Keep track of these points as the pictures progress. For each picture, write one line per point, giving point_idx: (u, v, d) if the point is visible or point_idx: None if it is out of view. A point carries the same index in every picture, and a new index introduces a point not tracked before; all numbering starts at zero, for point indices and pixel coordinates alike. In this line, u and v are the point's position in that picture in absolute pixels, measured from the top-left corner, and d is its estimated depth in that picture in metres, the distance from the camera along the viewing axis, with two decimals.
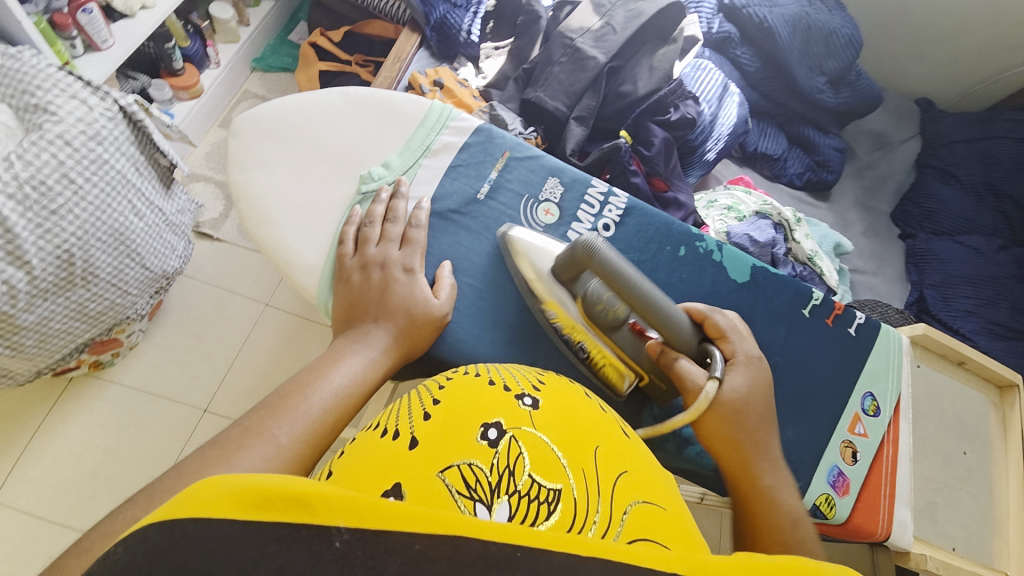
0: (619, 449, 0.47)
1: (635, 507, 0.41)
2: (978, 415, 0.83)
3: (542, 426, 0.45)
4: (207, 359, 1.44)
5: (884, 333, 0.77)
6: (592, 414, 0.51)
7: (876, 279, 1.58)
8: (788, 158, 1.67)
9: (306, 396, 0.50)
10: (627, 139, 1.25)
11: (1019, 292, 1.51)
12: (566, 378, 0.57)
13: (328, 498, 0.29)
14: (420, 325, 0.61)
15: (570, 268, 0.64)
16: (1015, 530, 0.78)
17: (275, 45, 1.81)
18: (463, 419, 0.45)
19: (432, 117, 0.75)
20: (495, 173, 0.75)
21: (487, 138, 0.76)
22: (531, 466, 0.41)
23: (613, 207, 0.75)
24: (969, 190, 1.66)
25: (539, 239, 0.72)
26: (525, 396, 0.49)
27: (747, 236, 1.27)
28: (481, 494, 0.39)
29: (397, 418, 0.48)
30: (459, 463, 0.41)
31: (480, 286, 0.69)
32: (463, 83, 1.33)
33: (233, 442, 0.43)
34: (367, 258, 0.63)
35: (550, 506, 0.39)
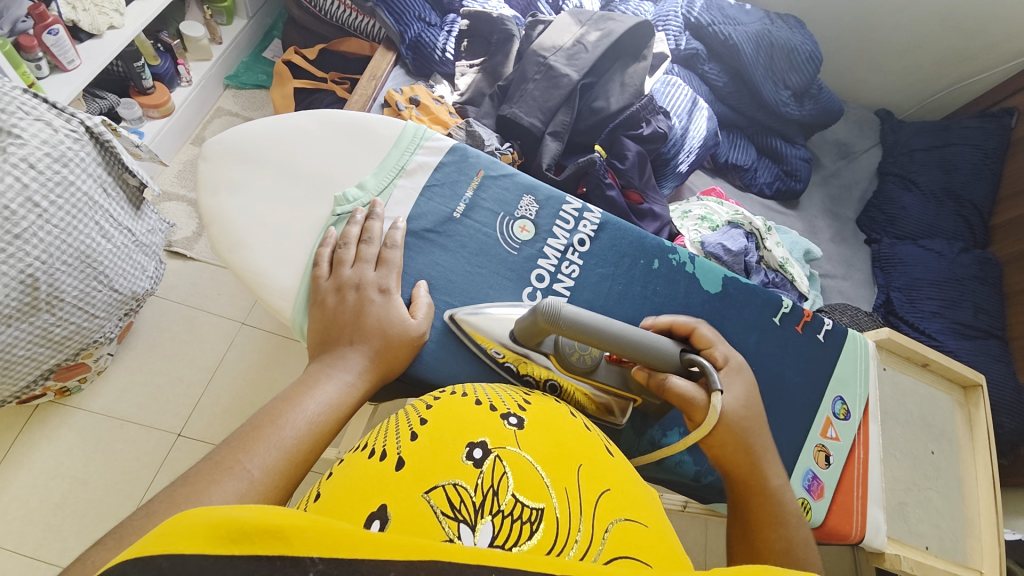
0: (602, 467, 0.47)
1: (617, 525, 0.42)
2: (945, 415, 0.86)
3: (526, 445, 0.45)
4: (180, 383, 1.39)
5: (850, 338, 0.80)
6: (577, 432, 0.51)
7: (846, 284, 1.64)
8: (757, 168, 1.73)
9: (279, 425, 0.49)
10: (601, 153, 1.28)
11: (979, 292, 1.58)
12: (552, 398, 0.59)
13: (302, 527, 0.29)
14: (398, 346, 0.60)
15: (531, 333, 0.61)
16: (984, 525, 0.81)
17: (249, 63, 1.80)
18: (448, 438, 0.45)
19: (406, 137, 0.76)
20: (471, 192, 0.75)
21: (462, 157, 0.77)
22: (514, 486, 0.41)
23: (587, 223, 0.76)
24: (929, 196, 1.74)
25: (516, 256, 0.73)
26: (510, 415, 0.50)
27: (720, 245, 1.31)
28: (465, 514, 0.39)
29: (384, 438, 0.48)
30: (444, 484, 0.40)
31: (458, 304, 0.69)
32: (440, 100, 1.35)
33: (202, 478, 0.42)
34: (342, 281, 0.63)
35: (533, 525, 0.39)
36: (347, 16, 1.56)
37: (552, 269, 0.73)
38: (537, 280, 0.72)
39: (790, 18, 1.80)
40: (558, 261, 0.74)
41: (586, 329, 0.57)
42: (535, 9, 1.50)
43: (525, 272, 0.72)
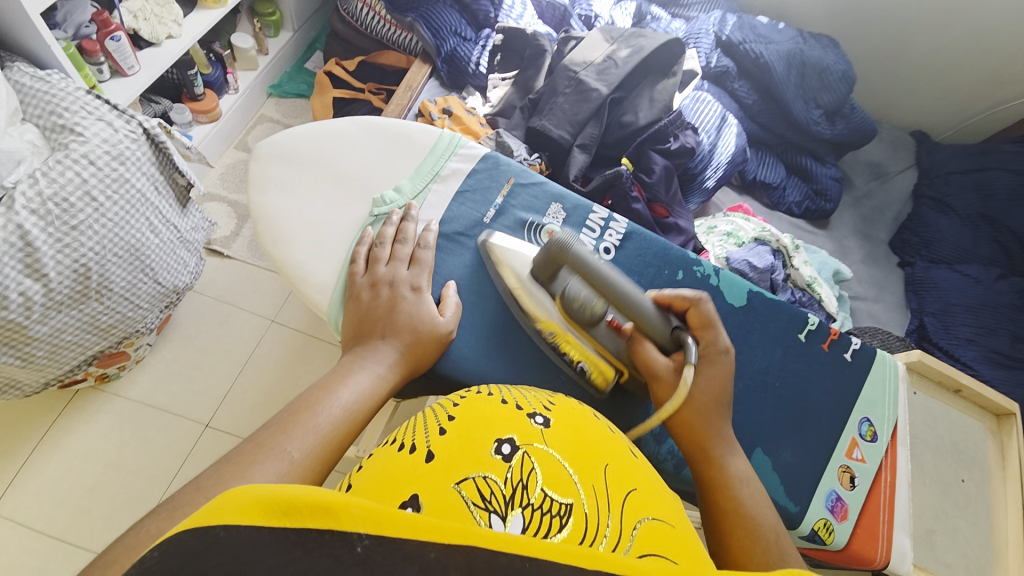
0: (627, 468, 0.49)
1: (644, 524, 0.43)
2: (977, 442, 0.83)
3: (553, 443, 0.47)
4: (212, 375, 1.45)
5: (878, 359, 0.78)
6: (601, 433, 0.52)
7: (876, 307, 1.60)
8: (785, 186, 1.72)
9: (316, 412, 0.52)
10: (628, 166, 1.29)
11: (1018, 321, 1.53)
12: (574, 399, 0.59)
13: (349, 505, 0.32)
14: (426, 342, 0.63)
15: (546, 268, 0.68)
16: (1015, 561, 0.77)
17: (291, 73, 1.90)
18: (477, 433, 0.46)
19: (442, 145, 0.79)
20: (501, 199, 0.78)
21: (493, 165, 0.80)
22: (543, 480, 0.42)
23: (613, 232, 0.77)
24: (966, 220, 1.70)
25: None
26: (536, 414, 0.51)
27: (746, 261, 1.30)
28: (496, 505, 0.40)
29: (413, 432, 0.50)
30: (475, 476, 0.42)
31: (485, 305, 0.71)
32: (471, 111, 1.40)
33: (248, 459, 0.45)
34: (377, 277, 0.66)
35: (562, 519, 0.40)
36: (386, 30, 1.63)
37: None
38: None
39: (824, 38, 1.79)
40: None
41: (591, 267, 0.64)
42: (567, 26, 1.54)
43: None
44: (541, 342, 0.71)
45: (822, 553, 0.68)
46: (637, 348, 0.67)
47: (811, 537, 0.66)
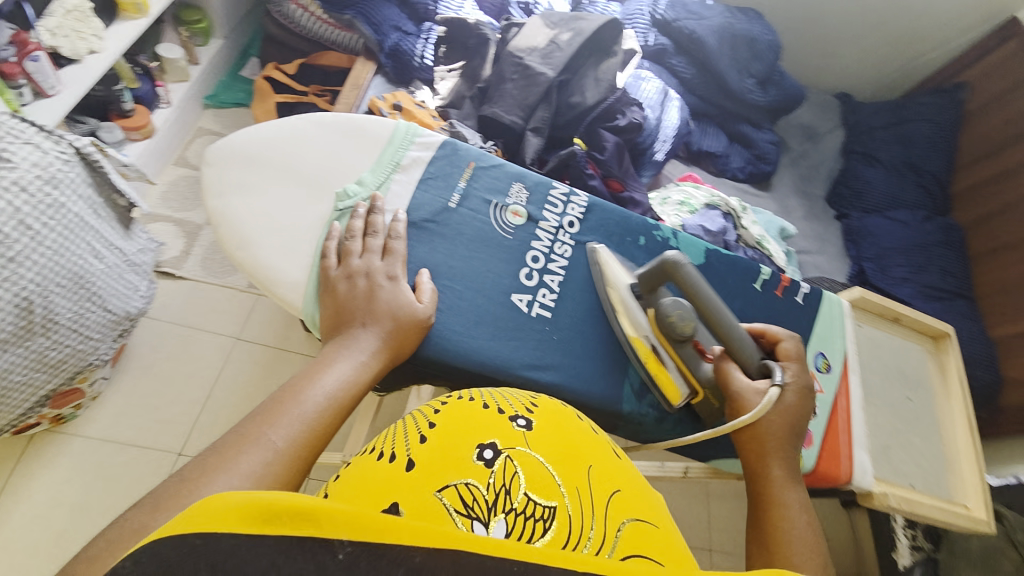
0: (608, 468, 0.55)
1: (624, 524, 0.50)
2: (918, 364, 0.92)
3: (536, 445, 0.53)
4: (179, 401, 1.40)
5: (826, 300, 0.86)
6: (585, 435, 0.58)
7: (820, 258, 1.72)
8: (729, 154, 1.81)
9: (300, 401, 0.54)
10: (581, 145, 1.34)
11: (943, 256, 1.70)
12: (557, 399, 0.64)
13: (332, 511, 0.32)
14: (406, 327, 0.64)
15: (651, 282, 0.69)
16: (967, 466, 0.85)
17: (227, 82, 1.83)
18: (462, 442, 0.52)
19: (399, 135, 0.79)
20: (464, 183, 0.78)
21: (452, 151, 0.80)
22: (525, 484, 0.49)
23: (575, 206, 0.80)
24: (891, 170, 1.85)
25: (511, 240, 0.77)
26: (518, 417, 0.57)
27: (700, 226, 1.39)
28: (478, 510, 0.46)
29: (394, 441, 0.54)
30: (457, 483, 0.48)
31: (462, 288, 0.72)
32: (421, 105, 1.40)
33: (235, 449, 0.47)
34: (350, 270, 0.66)
35: (546, 523, 0.46)
36: (323, 29, 1.60)
37: (546, 250, 0.78)
38: (534, 261, 0.77)
39: (749, 11, 1.87)
40: (551, 241, 0.78)
41: (704, 288, 0.66)
42: (507, 13, 1.55)
43: (522, 254, 0.76)
44: (520, 316, 0.73)
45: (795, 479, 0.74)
46: (723, 367, 0.70)
47: None
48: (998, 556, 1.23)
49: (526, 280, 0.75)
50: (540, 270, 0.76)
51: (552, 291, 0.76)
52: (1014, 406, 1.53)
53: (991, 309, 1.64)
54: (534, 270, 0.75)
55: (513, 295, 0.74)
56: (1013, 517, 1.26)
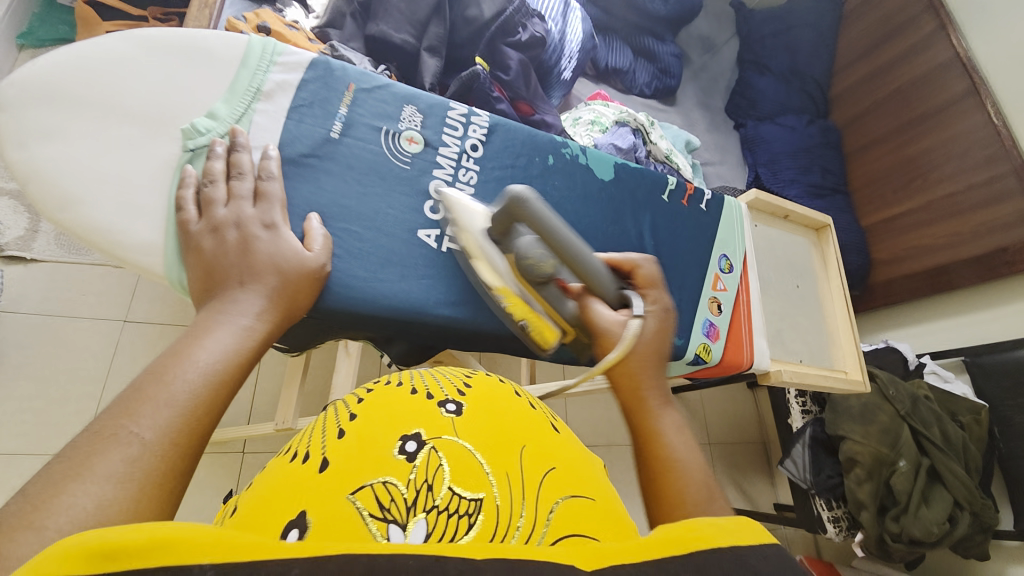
0: (546, 447, 0.50)
1: (564, 503, 0.45)
2: (804, 254, 1.02)
3: (464, 433, 0.48)
4: (67, 401, 1.21)
5: (727, 205, 0.90)
6: (521, 412, 0.55)
7: (722, 168, 1.82)
8: (635, 70, 1.78)
9: (165, 382, 0.41)
10: (483, 65, 1.22)
11: (824, 156, 1.88)
12: (494, 375, 0.62)
13: (205, 537, 0.26)
14: (297, 282, 0.55)
15: (502, 222, 0.62)
16: (845, 336, 0.98)
17: (40, 13, 1.44)
18: (382, 435, 0.47)
19: (255, 54, 0.65)
20: (346, 108, 0.67)
21: (325, 72, 0.68)
22: (449, 477, 0.43)
23: (476, 128, 0.74)
24: (780, 77, 1.95)
25: (409, 170, 0.68)
26: (447, 402, 0.52)
27: (612, 145, 1.38)
28: (395, 513, 0.40)
29: (310, 441, 0.49)
30: (374, 482, 0.42)
31: (361, 230, 0.64)
32: (294, 25, 1.19)
33: (81, 457, 0.34)
34: (215, 221, 0.54)
35: (470, 518, 0.41)
36: None
37: (450, 179, 0.71)
38: (437, 192, 0.69)
39: None
40: (455, 169, 0.71)
41: (549, 221, 0.59)
42: None
43: (422, 186, 0.68)
44: (431, 254, 0.67)
45: (706, 371, 0.81)
46: (587, 305, 0.64)
47: (695, 360, 0.78)
48: (875, 410, 1.39)
49: (432, 214, 0.69)
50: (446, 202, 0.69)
51: None
52: (881, 282, 1.76)
53: (863, 201, 1.85)
54: (439, 202, 0.69)
55: (419, 232, 0.67)
56: (884, 376, 1.45)
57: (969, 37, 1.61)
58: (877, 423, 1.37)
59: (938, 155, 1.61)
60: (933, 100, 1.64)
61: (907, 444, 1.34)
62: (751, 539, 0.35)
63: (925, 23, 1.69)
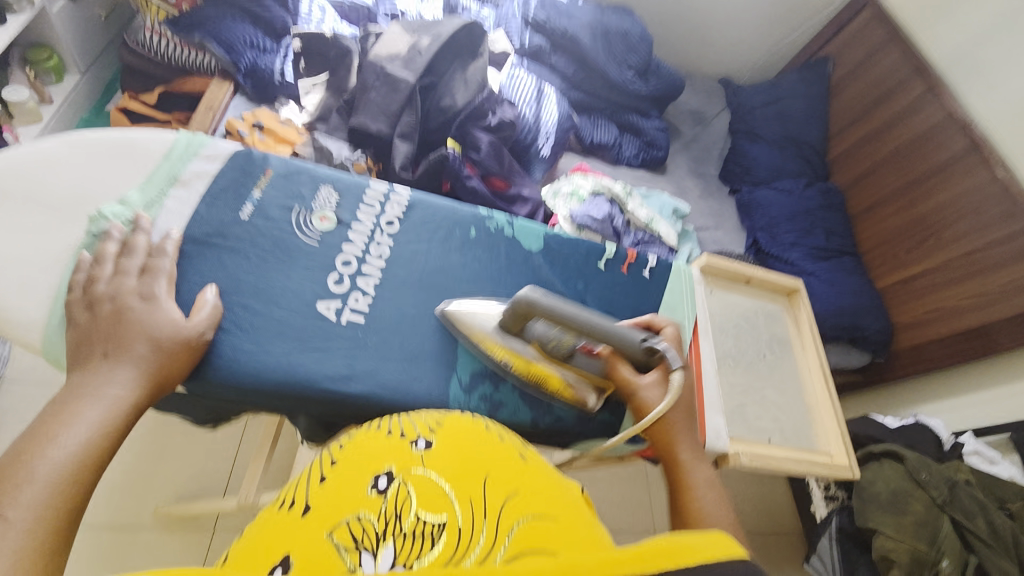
0: (509, 475, 0.61)
1: (521, 522, 0.55)
2: (774, 321, 0.95)
3: (432, 467, 0.60)
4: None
5: (674, 270, 0.87)
6: (484, 443, 0.64)
7: (719, 234, 1.79)
8: (621, 143, 1.85)
9: (45, 453, 0.53)
10: (455, 147, 1.31)
11: (826, 218, 1.77)
12: (467, 412, 0.69)
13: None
14: (166, 345, 0.61)
15: (516, 320, 0.70)
16: (826, 412, 0.89)
17: (91, 119, 1.71)
18: (360, 474, 0.60)
19: (178, 149, 0.73)
20: (261, 193, 0.73)
21: (247, 160, 0.75)
22: (416, 506, 0.56)
23: (395, 205, 0.78)
24: (773, 144, 1.93)
25: (317, 248, 0.72)
26: (419, 440, 0.63)
27: (587, 215, 1.39)
28: (366, 543, 0.53)
29: (303, 485, 0.60)
30: (351, 518, 0.55)
31: (255, 303, 0.67)
32: (286, 121, 1.33)
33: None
34: (91, 295, 0.62)
35: (434, 538, 0.53)
36: (177, 52, 1.48)
37: (359, 254, 0.74)
38: (343, 267, 0.72)
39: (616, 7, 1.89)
40: (366, 244, 0.75)
41: (562, 312, 0.67)
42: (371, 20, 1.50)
43: (329, 260, 0.72)
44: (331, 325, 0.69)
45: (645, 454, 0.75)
46: (614, 370, 0.72)
47: (629, 439, 0.74)
48: (906, 497, 1.18)
49: (335, 287, 0.71)
50: (352, 275, 0.72)
51: (365, 294, 0.72)
52: (906, 348, 1.56)
53: (874, 262, 1.70)
54: (343, 276, 0.71)
55: (319, 305, 0.70)
56: (913, 457, 1.23)
57: (962, 97, 1.56)
58: (911, 514, 1.16)
59: (951, 213, 1.49)
60: (934, 159, 1.57)
61: (948, 538, 1.12)
62: (700, 557, 0.46)
63: (914, 86, 1.66)
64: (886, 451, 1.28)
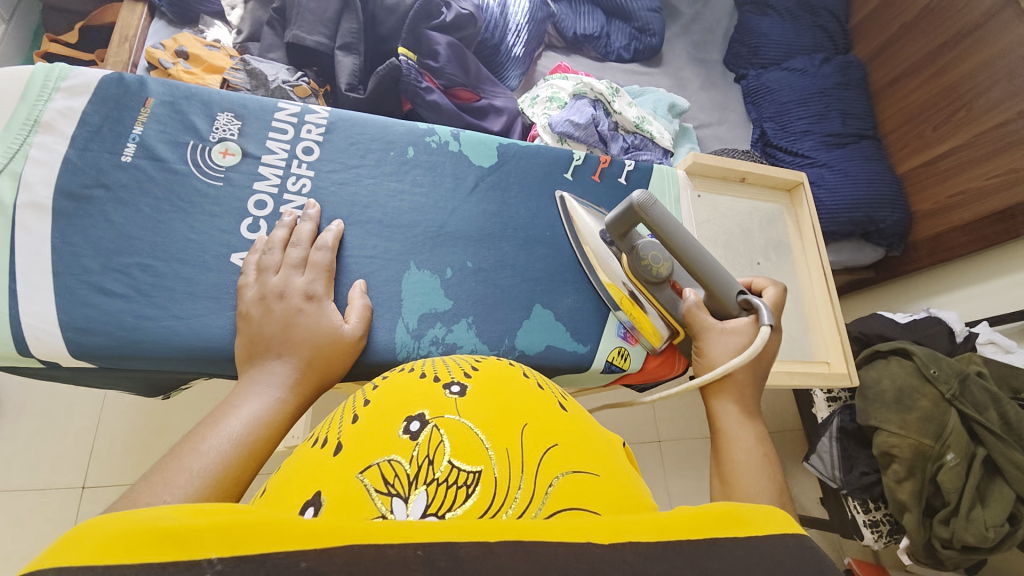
0: (557, 424, 0.41)
1: (564, 477, 0.36)
2: (774, 224, 0.88)
3: (468, 411, 0.40)
4: (71, 434, 1.23)
5: (657, 173, 0.81)
6: (528, 392, 0.45)
7: (722, 129, 1.59)
8: (608, 32, 1.58)
9: (200, 450, 0.40)
10: (407, 55, 1.13)
11: (844, 98, 1.56)
12: (504, 359, 0.51)
13: (208, 530, 0.26)
14: (331, 354, 0.54)
15: (621, 225, 0.68)
16: (827, 319, 0.84)
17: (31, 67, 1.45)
18: (387, 415, 0.40)
19: (33, 85, 0.59)
20: (141, 127, 0.61)
21: (120, 88, 0.62)
22: (451, 452, 0.36)
23: (312, 127, 0.67)
24: (785, 15, 1.65)
25: (222, 187, 0.62)
26: (453, 384, 0.44)
27: (568, 121, 1.20)
28: (399, 487, 0.34)
29: (328, 427, 0.42)
30: (379, 461, 0.35)
31: (160, 263, 0.57)
32: (215, 45, 1.14)
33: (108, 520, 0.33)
34: (267, 288, 0.54)
35: (469, 489, 0.34)
36: None
37: (277, 190, 0.63)
38: (258, 208, 0.62)
39: None
40: (284, 177, 0.64)
41: (670, 226, 0.64)
42: None
43: (240, 203, 0.61)
44: None
45: (627, 377, 0.74)
46: (695, 308, 0.67)
47: (608, 369, 0.71)
48: (913, 394, 1.14)
49: (252, 233, 0.61)
50: (269, 217, 0.62)
51: None
52: (925, 238, 1.44)
53: (896, 144, 1.52)
54: (258, 218, 0.61)
55: (233, 256, 0.59)
56: (922, 353, 1.18)
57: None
58: (917, 410, 1.13)
59: (984, 79, 1.28)
60: (969, 14, 1.32)
61: (956, 434, 1.08)
62: (769, 531, 0.33)
63: None
64: (894, 349, 1.23)
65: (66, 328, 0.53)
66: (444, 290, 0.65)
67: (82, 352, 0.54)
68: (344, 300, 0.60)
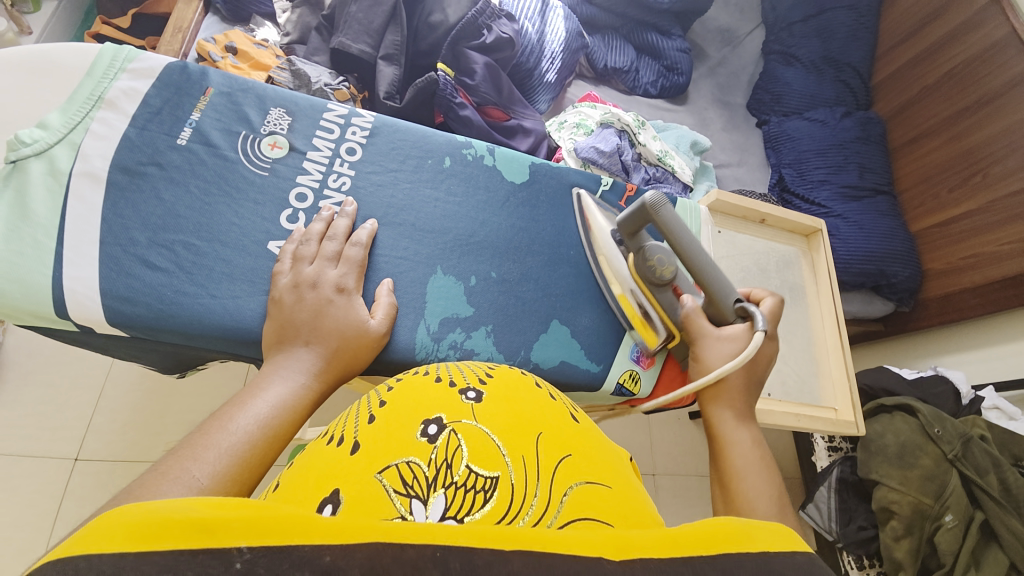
0: (570, 435, 0.42)
1: (578, 488, 0.37)
2: (790, 265, 0.90)
3: (485, 417, 0.41)
4: (71, 404, 1.23)
5: (680, 206, 0.83)
6: (541, 401, 0.45)
7: (741, 170, 1.62)
8: (638, 68, 1.63)
9: (228, 430, 0.43)
10: (446, 70, 1.17)
11: (863, 153, 1.59)
12: (516, 366, 0.52)
13: (231, 519, 0.26)
14: (354, 348, 0.55)
15: (632, 225, 0.69)
16: (835, 364, 0.85)
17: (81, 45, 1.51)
18: (404, 416, 0.41)
19: (101, 63, 0.63)
20: (198, 113, 0.64)
21: (183, 75, 0.65)
22: (468, 456, 0.37)
23: (356, 129, 0.70)
24: (810, 67, 1.69)
25: (267, 176, 0.64)
26: (468, 388, 0.44)
27: (593, 148, 1.23)
28: (418, 489, 0.35)
29: (344, 423, 0.43)
30: (397, 462, 0.36)
31: (200, 242, 0.59)
32: (263, 43, 1.19)
33: (143, 491, 0.36)
34: (300, 278, 0.56)
35: (486, 493, 0.35)
36: None
37: (317, 185, 0.65)
38: (298, 200, 0.64)
39: None
40: (325, 174, 0.66)
41: (679, 230, 0.66)
42: None
43: (281, 194, 0.64)
44: None
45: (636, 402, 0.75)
46: (694, 312, 0.69)
47: (618, 391, 0.72)
48: (915, 451, 1.14)
49: (290, 224, 0.63)
50: (308, 210, 0.64)
51: None
52: (936, 296, 1.44)
53: (911, 202, 1.54)
54: (298, 210, 0.63)
55: (270, 244, 0.61)
56: (927, 411, 1.17)
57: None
58: (919, 467, 1.12)
59: (1000, 147, 1.32)
60: (992, 83, 1.36)
61: (956, 495, 1.07)
62: (779, 547, 0.34)
63: None
64: (899, 404, 1.22)
65: (104, 296, 0.55)
66: (467, 297, 0.67)
67: (118, 321, 0.55)
68: (372, 296, 0.62)
